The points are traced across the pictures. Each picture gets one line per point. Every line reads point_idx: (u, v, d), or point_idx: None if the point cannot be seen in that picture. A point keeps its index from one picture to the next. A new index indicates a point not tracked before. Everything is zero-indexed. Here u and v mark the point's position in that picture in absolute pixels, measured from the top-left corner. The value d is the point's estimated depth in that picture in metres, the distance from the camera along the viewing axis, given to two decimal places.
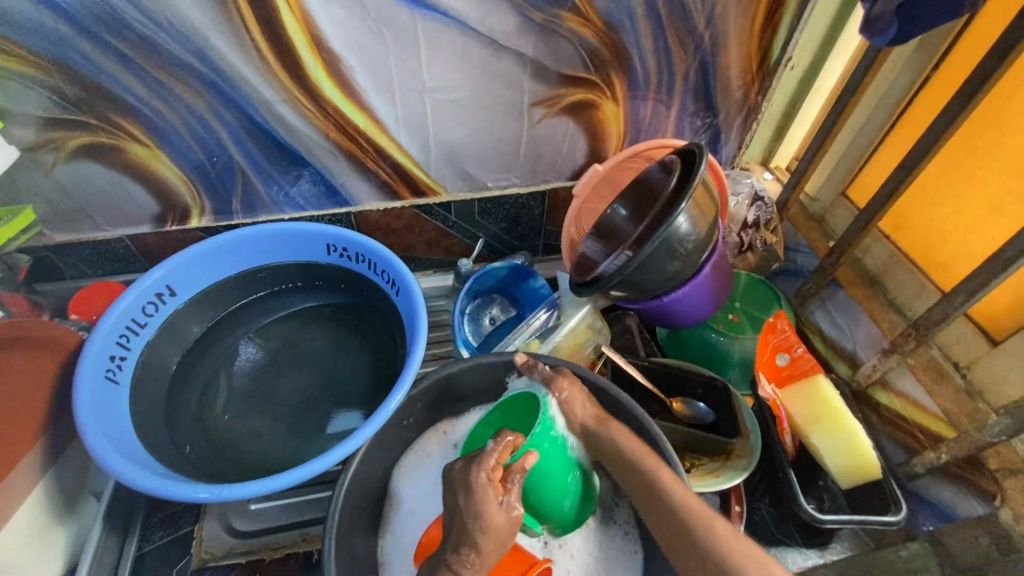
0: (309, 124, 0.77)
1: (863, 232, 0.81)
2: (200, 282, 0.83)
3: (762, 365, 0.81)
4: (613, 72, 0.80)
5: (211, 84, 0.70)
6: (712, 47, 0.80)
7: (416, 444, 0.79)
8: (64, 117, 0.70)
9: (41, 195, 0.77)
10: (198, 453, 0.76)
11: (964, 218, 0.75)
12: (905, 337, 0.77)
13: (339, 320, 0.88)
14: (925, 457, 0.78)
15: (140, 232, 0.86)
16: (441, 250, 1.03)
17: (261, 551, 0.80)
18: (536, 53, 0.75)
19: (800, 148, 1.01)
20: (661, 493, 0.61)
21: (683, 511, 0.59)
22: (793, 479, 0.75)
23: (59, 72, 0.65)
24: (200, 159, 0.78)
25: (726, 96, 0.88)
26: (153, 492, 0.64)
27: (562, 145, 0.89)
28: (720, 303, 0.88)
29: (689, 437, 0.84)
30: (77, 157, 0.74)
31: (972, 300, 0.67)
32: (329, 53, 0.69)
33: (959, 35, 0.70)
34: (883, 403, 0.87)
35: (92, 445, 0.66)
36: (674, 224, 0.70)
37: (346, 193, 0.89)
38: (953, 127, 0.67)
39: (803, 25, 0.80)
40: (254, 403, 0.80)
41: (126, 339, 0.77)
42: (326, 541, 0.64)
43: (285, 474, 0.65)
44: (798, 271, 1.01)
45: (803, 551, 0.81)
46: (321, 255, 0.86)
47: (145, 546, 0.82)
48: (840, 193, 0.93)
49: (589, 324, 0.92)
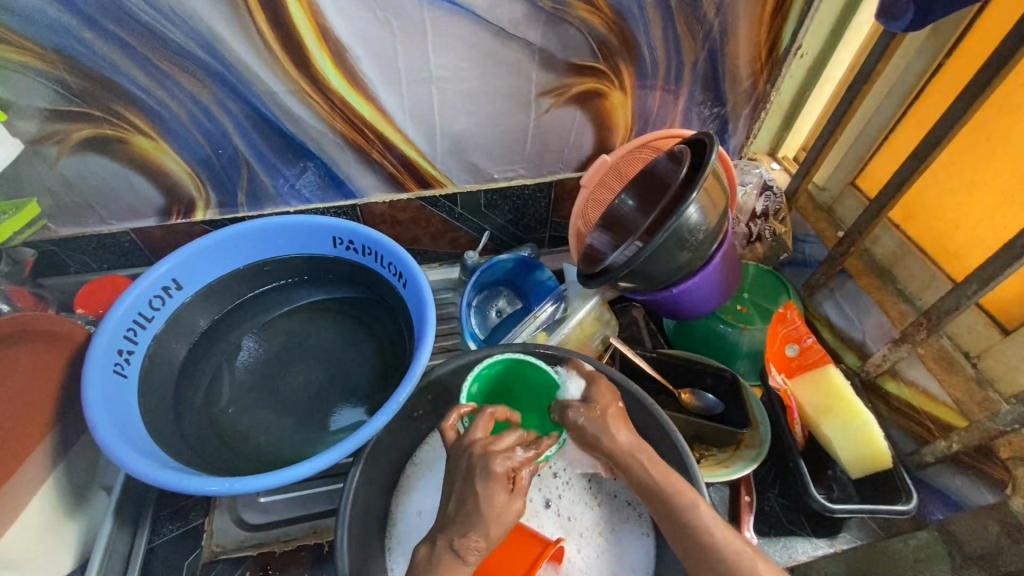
0: (315, 116, 0.76)
1: (874, 221, 0.81)
2: (206, 276, 0.82)
3: (771, 355, 0.82)
4: (621, 62, 0.79)
5: (216, 75, 0.69)
6: (721, 35, 0.79)
7: (422, 449, 0.78)
8: (68, 109, 0.69)
9: (45, 187, 0.77)
10: (206, 447, 0.75)
11: (975, 207, 0.75)
12: (916, 327, 0.77)
13: (346, 313, 0.87)
14: (936, 446, 0.78)
15: (144, 226, 0.86)
16: (446, 243, 1.03)
17: (272, 543, 0.80)
18: (545, 42, 0.74)
19: (808, 137, 1.00)
20: (698, 534, 0.57)
21: (720, 557, 0.56)
22: (803, 469, 0.76)
23: (63, 63, 0.64)
24: (205, 152, 0.78)
25: (735, 85, 0.87)
26: (166, 485, 0.64)
27: (569, 136, 0.89)
28: (729, 294, 0.88)
29: (698, 428, 0.84)
30: (81, 149, 0.74)
31: (985, 289, 0.66)
32: (336, 43, 0.68)
33: (970, 26, 0.70)
34: (893, 392, 0.87)
35: (102, 439, 0.65)
36: (684, 215, 0.70)
37: (352, 186, 0.88)
38: (968, 114, 0.67)
39: (813, 14, 0.79)
40: (261, 397, 0.80)
41: (134, 333, 0.76)
42: (339, 532, 0.64)
43: (296, 467, 0.64)
44: (806, 261, 1.01)
45: (812, 540, 0.81)
46: (328, 249, 0.85)
47: (156, 540, 0.82)
48: (848, 182, 0.93)
49: (597, 316, 0.91)
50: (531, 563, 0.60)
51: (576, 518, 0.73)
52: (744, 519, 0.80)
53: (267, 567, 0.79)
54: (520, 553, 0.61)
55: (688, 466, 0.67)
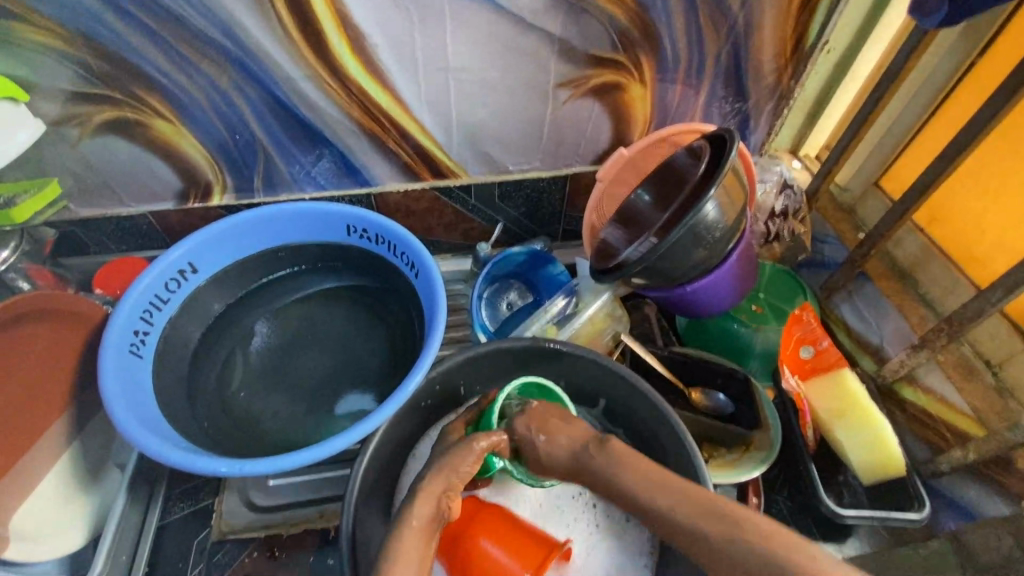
0: (331, 102, 0.76)
1: (897, 223, 0.79)
2: (221, 260, 0.83)
3: (787, 357, 0.80)
4: (642, 54, 0.78)
5: (234, 59, 0.69)
6: (746, 28, 0.77)
7: (420, 442, 0.78)
8: (89, 91, 0.70)
9: (66, 169, 0.78)
10: (219, 428, 0.76)
11: (1002, 212, 0.73)
12: (936, 333, 0.75)
13: (358, 302, 0.87)
14: (952, 455, 0.78)
15: (162, 209, 0.87)
16: (460, 234, 1.03)
17: (280, 526, 0.82)
18: (565, 32, 0.73)
19: (832, 136, 0.98)
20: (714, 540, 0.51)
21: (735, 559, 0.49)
22: (813, 472, 0.75)
23: (83, 44, 0.65)
24: (223, 137, 0.78)
25: (758, 80, 0.86)
26: (178, 465, 0.65)
27: (587, 129, 0.88)
28: (744, 293, 0.86)
29: (707, 427, 0.84)
30: (102, 132, 0.74)
31: (1010, 296, 0.65)
32: (353, 29, 0.68)
33: (1006, 24, 0.68)
34: (909, 399, 0.86)
35: (116, 418, 0.67)
36: (701, 211, 0.69)
37: (367, 174, 0.88)
38: (1003, 112, 0.64)
39: (841, 8, 0.77)
40: (273, 381, 0.81)
41: (149, 314, 0.77)
42: (343, 518, 0.64)
43: (302, 453, 0.64)
44: (824, 263, 1.00)
45: (820, 545, 0.81)
46: (341, 237, 0.85)
47: (167, 517, 0.84)
48: (872, 183, 0.91)
49: (609, 311, 0.90)
50: (540, 561, 0.62)
51: (594, 530, 0.75)
52: None
53: (273, 549, 0.81)
54: (530, 549, 0.64)
55: (696, 467, 0.66)
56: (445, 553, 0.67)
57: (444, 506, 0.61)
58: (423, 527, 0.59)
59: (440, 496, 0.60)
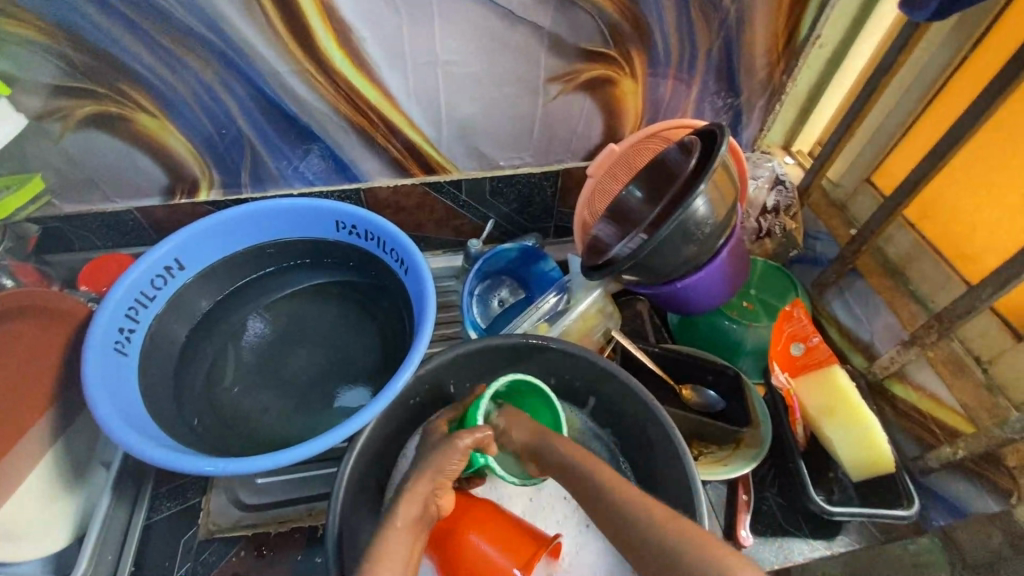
0: (318, 97, 0.75)
1: (888, 220, 0.79)
2: (208, 257, 0.82)
3: (776, 354, 0.80)
4: (633, 48, 0.77)
5: (219, 53, 0.68)
6: (738, 23, 0.77)
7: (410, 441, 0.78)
8: (71, 85, 0.68)
9: (49, 163, 0.77)
10: (207, 427, 0.76)
11: (994, 208, 0.73)
12: (926, 329, 0.75)
13: (348, 298, 0.87)
14: (941, 452, 0.77)
15: (148, 205, 0.86)
16: (451, 230, 1.02)
17: (268, 524, 0.81)
18: (555, 26, 0.72)
19: (824, 131, 0.98)
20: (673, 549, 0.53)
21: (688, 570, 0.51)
22: (802, 469, 0.75)
23: (65, 38, 0.64)
24: (209, 132, 0.77)
25: (750, 75, 0.85)
26: (163, 464, 0.64)
27: (578, 124, 0.87)
28: (735, 289, 0.86)
29: (697, 424, 0.84)
30: (84, 127, 0.73)
31: (1000, 293, 0.65)
32: (340, 23, 0.67)
33: (998, 19, 0.68)
34: (899, 395, 0.86)
35: (100, 416, 0.66)
36: (691, 207, 0.68)
37: (356, 169, 0.87)
38: (994, 107, 0.64)
39: (834, 3, 0.77)
40: (261, 379, 0.80)
41: (135, 312, 0.76)
42: (330, 516, 0.63)
43: (289, 451, 0.63)
44: (816, 259, 1.00)
45: (809, 541, 0.81)
46: (330, 233, 0.85)
47: (154, 516, 0.83)
48: (864, 179, 0.90)
49: (600, 308, 0.89)
50: (529, 557, 0.61)
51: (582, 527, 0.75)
52: (741, 518, 0.80)
53: (261, 547, 0.80)
54: (519, 546, 0.63)
55: (685, 464, 0.66)
56: (436, 544, 0.66)
57: (431, 505, 0.61)
58: (410, 526, 0.58)
59: (429, 496, 0.61)
